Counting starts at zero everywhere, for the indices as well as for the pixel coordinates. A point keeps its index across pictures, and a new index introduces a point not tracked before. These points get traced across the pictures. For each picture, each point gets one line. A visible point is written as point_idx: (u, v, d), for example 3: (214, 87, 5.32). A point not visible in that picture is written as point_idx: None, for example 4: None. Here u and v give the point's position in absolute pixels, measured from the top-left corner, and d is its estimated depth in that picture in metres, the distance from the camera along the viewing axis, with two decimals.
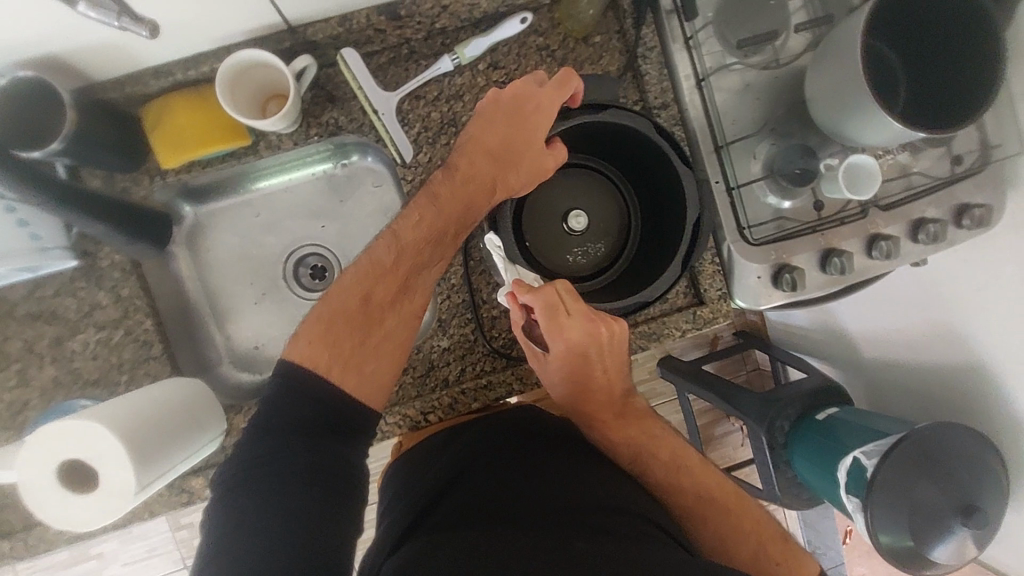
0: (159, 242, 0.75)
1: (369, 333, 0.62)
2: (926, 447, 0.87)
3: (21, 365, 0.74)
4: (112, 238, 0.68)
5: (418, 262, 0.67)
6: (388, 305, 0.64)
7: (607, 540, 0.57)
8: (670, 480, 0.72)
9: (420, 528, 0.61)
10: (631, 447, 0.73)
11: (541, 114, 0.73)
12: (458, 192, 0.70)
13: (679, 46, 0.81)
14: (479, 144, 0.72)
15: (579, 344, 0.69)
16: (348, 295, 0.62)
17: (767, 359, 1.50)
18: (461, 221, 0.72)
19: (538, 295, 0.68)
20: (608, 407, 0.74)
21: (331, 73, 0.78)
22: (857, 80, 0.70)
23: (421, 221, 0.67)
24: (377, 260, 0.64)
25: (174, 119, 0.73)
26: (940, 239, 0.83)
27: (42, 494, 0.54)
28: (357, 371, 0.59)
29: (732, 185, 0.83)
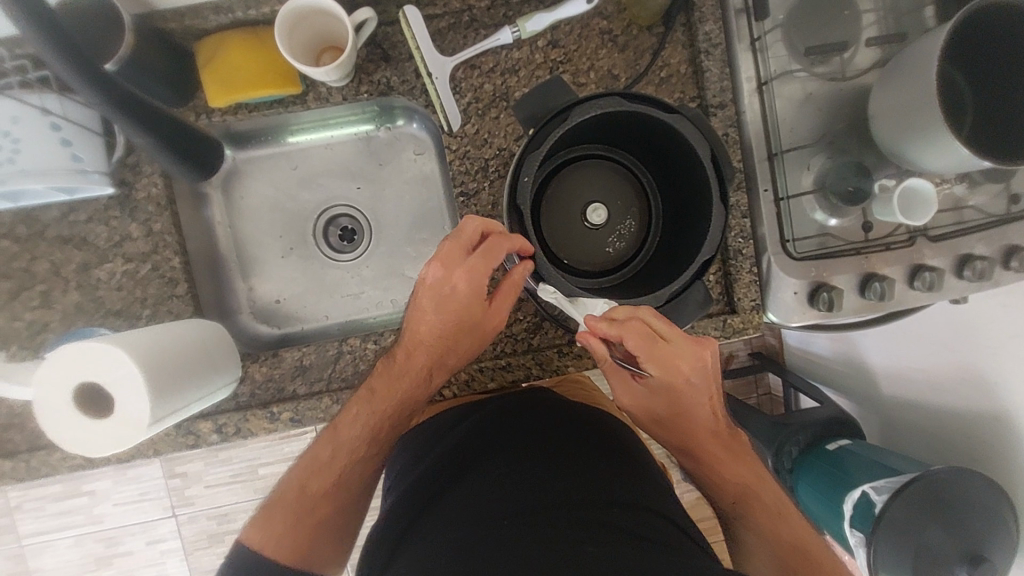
0: (204, 167, 0.72)
1: (305, 515, 0.66)
2: (935, 492, 0.95)
3: (46, 286, 0.74)
4: (158, 153, 0.66)
5: (356, 457, 0.69)
6: (326, 493, 0.67)
7: (613, 541, 0.54)
8: (766, 525, 0.69)
9: (421, 527, 0.62)
10: (737, 485, 0.70)
11: (468, 302, 0.65)
12: (389, 400, 0.69)
13: (745, 46, 0.78)
14: (421, 340, 0.67)
15: (683, 373, 0.64)
16: (286, 493, 0.67)
17: (779, 384, 1.48)
18: (399, 413, 0.71)
19: (627, 330, 0.60)
20: (715, 440, 0.70)
21: (389, 31, 0.76)
22: (929, 100, 0.67)
23: (357, 419, 0.69)
24: (315, 461, 0.69)
25: (228, 57, 0.72)
26: (986, 277, 0.79)
27: (55, 414, 0.54)
28: (292, 546, 0.64)
29: (782, 196, 0.81)
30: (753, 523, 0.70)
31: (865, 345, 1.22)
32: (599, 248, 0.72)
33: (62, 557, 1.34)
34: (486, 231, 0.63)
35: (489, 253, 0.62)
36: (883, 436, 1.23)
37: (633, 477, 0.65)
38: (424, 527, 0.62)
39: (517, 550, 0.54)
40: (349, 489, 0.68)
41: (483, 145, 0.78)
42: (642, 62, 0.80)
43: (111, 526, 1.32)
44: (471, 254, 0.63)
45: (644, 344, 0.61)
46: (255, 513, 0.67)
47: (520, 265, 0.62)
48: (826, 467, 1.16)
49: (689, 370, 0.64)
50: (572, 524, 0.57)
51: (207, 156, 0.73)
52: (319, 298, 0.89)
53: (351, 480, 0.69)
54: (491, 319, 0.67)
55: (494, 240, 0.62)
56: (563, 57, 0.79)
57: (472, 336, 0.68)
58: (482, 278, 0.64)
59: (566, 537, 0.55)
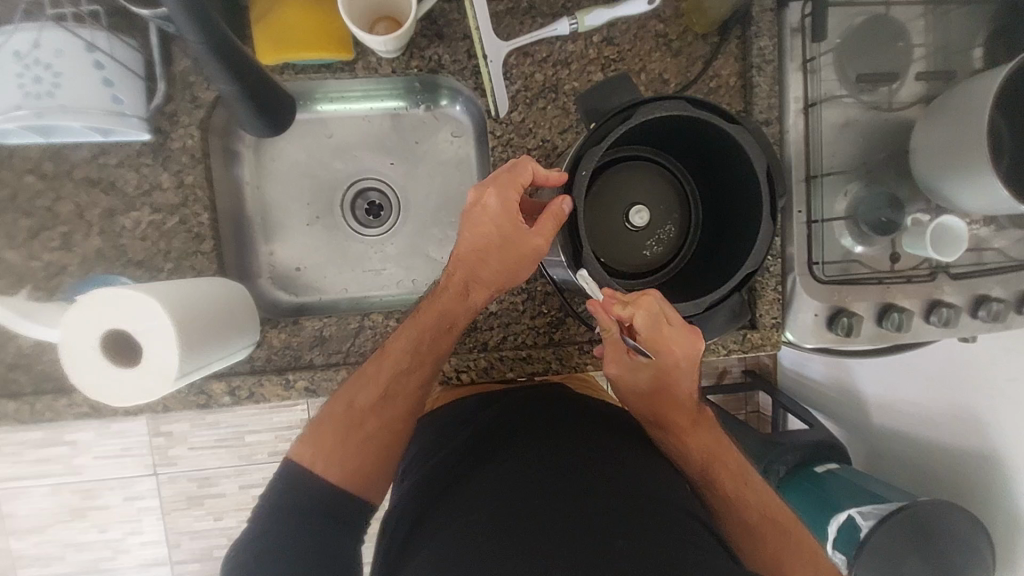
0: (278, 126, 0.71)
1: (350, 432, 0.65)
2: (921, 521, 0.97)
3: (68, 228, 0.72)
4: (235, 102, 0.65)
5: (400, 373, 0.67)
6: (370, 410, 0.66)
7: (643, 540, 0.55)
8: (733, 493, 0.69)
9: (440, 511, 0.62)
10: (704, 454, 0.69)
11: (498, 223, 0.63)
12: (430, 317, 0.68)
13: (797, 66, 0.79)
14: (462, 262, 0.67)
15: (676, 357, 0.62)
16: (332, 409, 0.66)
17: (770, 404, 1.50)
18: (442, 331, 0.68)
19: (638, 307, 0.60)
20: (686, 413, 0.69)
21: (447, 8, 0.75)
22: (976, 140, 0.68)
23: (402, 336, 0.68)
24: (360, 379, 0.67)
25: (283, 16, 0.70)
26: (1000, 318, 0.81)
27: (83, 359, 0.52)
28: (339, 465, 0.63)
29: (815, 218, 0.82)
30: (719, 492, 0.69)
31: (858, 373, 1.24)
32: (636, 250, 0.72)
33: (36, 505, 1.31)
34: (513, 165, 0.63)
35: (517, 172, 0.62)
36: (868, 463, 1.25)
37: (662, 477, 0.65)
38: (443, 510, 0.62)
39: (546, 544, 0.54)
40: (393, 408, 0.67)
41: (527, 134, 0.77)
42: (693, 70, 0.80)
43: (89, 479, 1.30)
44: (503, 183, 0.62)
45: (647, 324, 0.60)
46: (303, 427, 0.67)
47: (560, 198, 0.59)
48: (814, 488, 1.18)
49: (682, 359, 0.63)
50: (603, 517, 0.57)
51: (277, 113, 0.70)
52: (340, 270, 0.88)
53: (395, 402, 0.67)
54: (532, 243, 0.62)
55: (515, 165, 0.62)
56: (616, 55, 0.78)
57: (520, 256, 0.64)
58: (514, 195, 0.62)
59: (599, 532, 0.55)
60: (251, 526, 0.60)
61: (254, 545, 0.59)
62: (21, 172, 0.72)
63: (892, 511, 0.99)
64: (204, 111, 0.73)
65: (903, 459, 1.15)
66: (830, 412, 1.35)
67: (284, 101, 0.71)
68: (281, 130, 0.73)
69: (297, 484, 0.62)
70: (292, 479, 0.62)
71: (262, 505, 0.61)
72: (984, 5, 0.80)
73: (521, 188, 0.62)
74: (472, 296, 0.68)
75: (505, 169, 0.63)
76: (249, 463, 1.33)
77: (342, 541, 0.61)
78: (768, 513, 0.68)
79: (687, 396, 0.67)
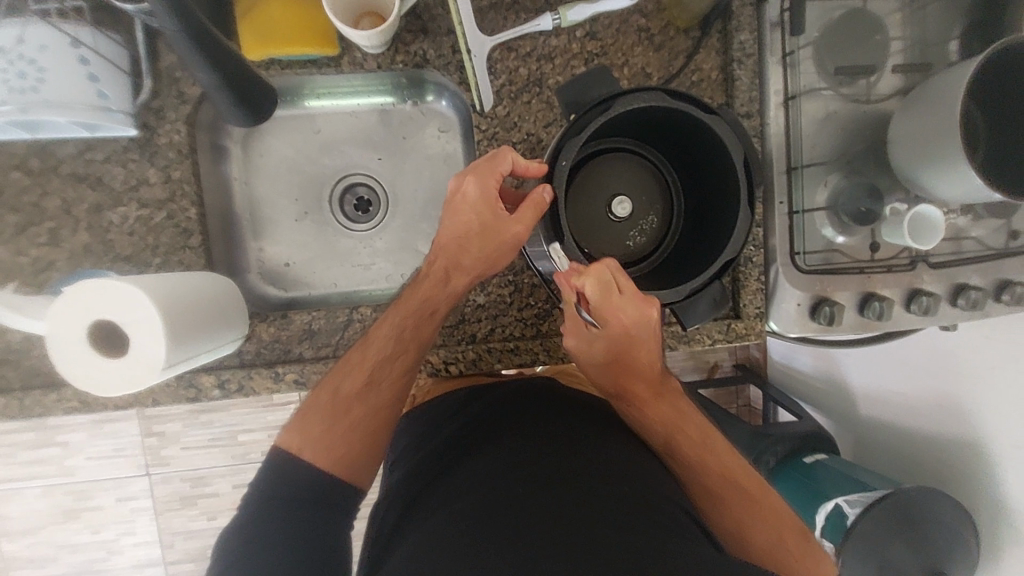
0: (259, 116, 0.72)
1: (337, 420, 0.65)
2: (906, 507, 0.98)
3: (55, 224, 0.72)
4: (217, 94, 0.66)
5: (386, 360, 0.68)
6: (356, 397, 0.67)
7: (624, 522, 0.56)
8: (695, 459, 0.69)
9: (428, 498, 0.64)
10: (666, 423, 0.70)
11: (479, 211, 0.64)
12: (414, 305, 0.69)
13: (776, 59, 0.80)
14: (445, 251, 0.68)
15: (625, 325, 0.63)
16: (320, 397, 0.67)
17: (760, 397, 1.51)
18: (427, 319, 0.69)
19: (587, 276, 0.60)
20: (646, 384, 0.69)
21: (431, 3, 0.76)
22: (950, 129, 0.70)
23: (386, 323, 0.68)
24: (346, 367, 0.68)
25: (268, 11, 0.71)
26: (979, 306, 0.82)
27: (68, 349, 0.53)
28: (326, 451, 0.64)
29: (796, 209, 0.83)
30: (683, 459, 0.69)
31: (844, 364, 1.26)
32: (620, 240, 0.73)
33: (29, 507, 1.31)
34: (492, 153, 0.64)
35: (495, 160, 0.63)
36: (856, 453, 1.27)
37: (645, 466, 0.67)
38: (432, 499, 0.64)
39: (529, 526, 0.55)
40: (379, 395, 0.67)
41: (512, 128, 0.78)
42: (675, 64, 0.81)
43: (81, 480, 1.30)
44: (483, 172, 0.63)
45: (597, 292, 0.61)
46: (291, 415, 0.68)
47: (539, 185, 0.60)
48: (802, 478, 1.19)
49: (633, 327, 0.63)
50: (586, 501, 0.58)
51: (259, 104, 0.71)
52: (329, 264, 0.88)
53: (381, 389, 0.68)
54: (512, 231, 0.63)
55: (494, 154, 0.63)
56: (599, 50, 0.80)
57: (501, 244, 0.65)
58: (493, 183, 0.63)
59: (582, 514, 0.57)
60: (241, 512, 0.61)
61: (243, 531, 0.60)
62: (7, 168, 0.72)
63: (878, 498, 1.00)
64: (190, 106, 0.74)
65: (888, 449, 1.17)
66: (817, 403, 1.36)
67: (265, 92, 0.71)
68: (260, 121, 0.74)
69: (285, 470, 0.62)
70: (281, 467, 0.63)
71: (251, 492, 0.62)
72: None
73: (500, 175, 0.63)
74: (454, 284, 0.69)
75: (484, 156, 0.64)
76: (242, 462, 1.33)
77: (330, 527, 0.61)
78: (735, 479, 0.68)
79: (644, 366, 0.67)
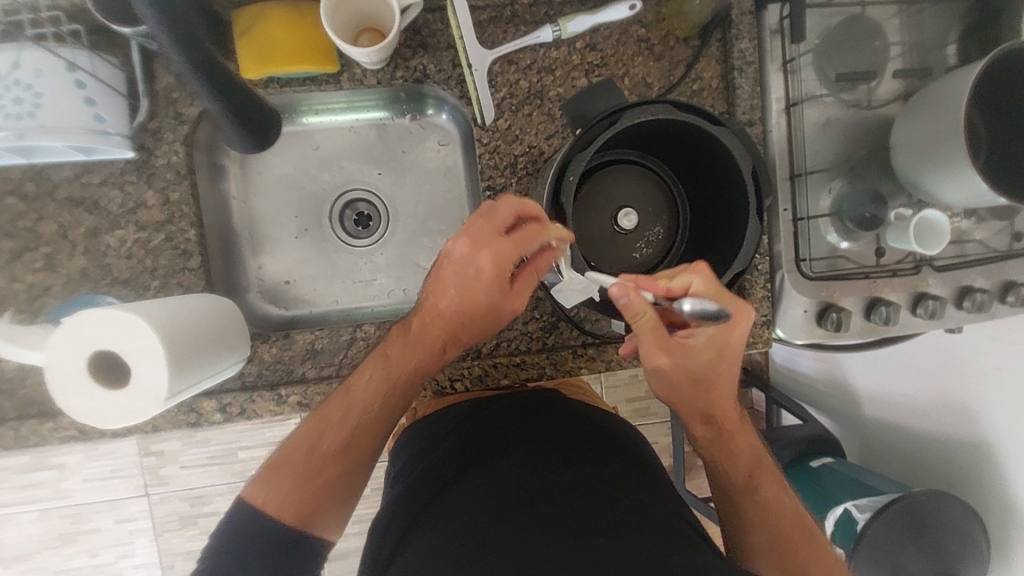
0: (264, 140, 0.72)
1: (312, 475, 0.63)
2: (917, 511, 0.98)
3: (51, 249, 0.71)
4: (222, 120, 0.66)
5: (371, 420, 0.66)
6: (334, 456, 0.64)
7: (622, 532, 0.56)
8: (768, 496, 0.67)
9: (428, 515, 0.63)
10: (743, 457, 0.68)
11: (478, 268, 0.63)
12: (405, 366, 0.67)
13: (777, 67, 0.80)
14: (443, 311, 0.66)
15: (733, 337, 0.62)
16: (293, 452, 0.64)
17: (763, 399, 1.51)
18: (414, 380, 0.68)
19: (695, 274, 0.61)
20: (728, 410, 0.68)
21: (430, 18, 0.75)
22: (952, 139, 0.69)
23: (371, 382, 0.66)
24: (322, 423, 0.65)
25: (265, 29, 0.70)
26: (984, 309, 0.83)
27: (69, 381, 0.51)
28: (297, 506, 0.60)
29: (800, 216, 0.83)
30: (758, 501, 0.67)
31: (850, 367, 1.25)
32: (627, 253, 0.72)
33: (24, 532, 1.28)
34: (523, 212, 0.62)
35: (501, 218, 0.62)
36: (861, 455, 1.26)
37: (642, 476, 0.66)
38: (429, 516, 0.63)
39: (527, 543, 0.55)
40: (358, 447, 0.65)
41: (514, 141, 0.78)
42: (675, 74, 0.81)
43: (80, 502, 1.27)
44: (505, 235, 0.62)
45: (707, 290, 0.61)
46: (261, 470, 0.64)
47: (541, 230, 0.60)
48: (811, 483, 1.18)
49: (739, 331, 0.62)
50: (587, 519, 0.57)
51: (265, 128, 0.71)
52: (330, 282, 0.87)
53: (361, 441, 0.66)
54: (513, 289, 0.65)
55: (530, 227, 0.60)
56: (599, 61, 0.79)
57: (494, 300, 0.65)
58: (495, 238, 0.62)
59: (580, 526, 0.56)
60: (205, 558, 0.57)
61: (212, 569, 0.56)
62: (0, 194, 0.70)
63: (888, 502, 1.00)
64: (187, 126, 0.72)
65: (893, 450, 1.17)
66: (821, 406, 1.35)
67: (269, 119, 0.72)
68: (264, 147, 0.74)
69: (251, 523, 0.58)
70: (245, 522, 0.58)
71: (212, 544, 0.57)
72: (958, 3, 0.82)
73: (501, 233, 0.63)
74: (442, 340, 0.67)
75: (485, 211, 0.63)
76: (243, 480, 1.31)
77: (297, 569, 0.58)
78: (804, 524, 0.66)
79: (728, 393, 0.67)
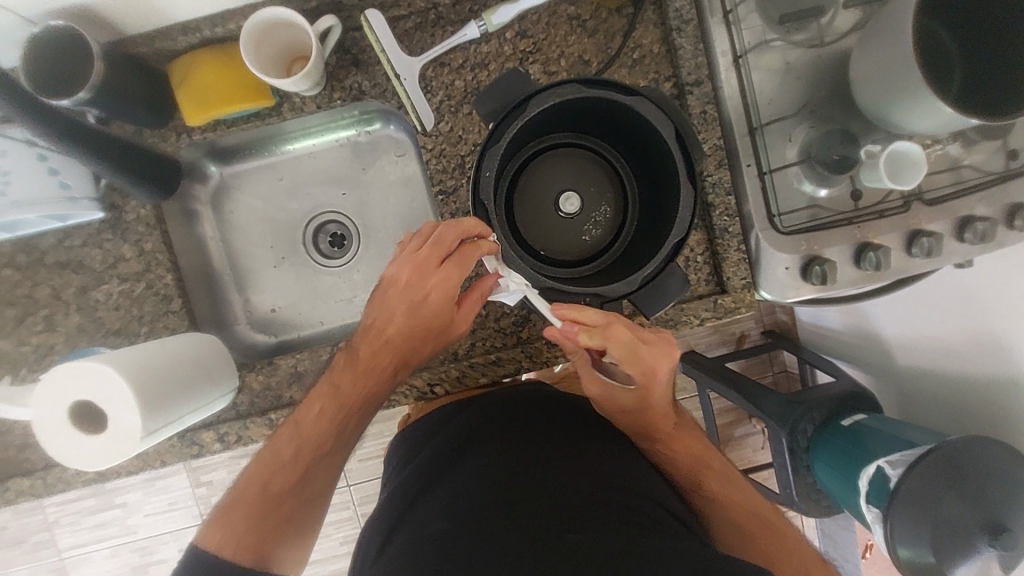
0: (169, 190, 0.75)
1: (270, 514, 0.64)
2: (957, 459, 0.81)
3: (48, 310, 0.77)
4: (127, 182, 0.69)
5: (325, 453, 0.69)
6: (287, 491, 0.66)
7: (605, 529, 0.54)
8: (720, 490, 0.72)
9: (414, 515, 0.62)
10: (690, 461, 0.73)
11: (415, 293, 0.67)
12: (356, 395, 0.70)
13: (718, 19, 0.76)
14: (389, 336, 0.70)
15: (656, 373, 0.67)
16: (246, 492, 0.65)
17: (796, 361, 1.35)
18: (366, 404, 0.72)
19: (610, 335, 0.64)
20: (667, 421, 0.73)
21: (357, 36, 0.77)
22: (907, 63, 0.65)
23: (322, 415, 0.69)
24: (274, 462, 0.68)
25: (199, 75, 0.74)
26: (989, 238, 0.74)
27: (53, 431, 0.56)
28: (252, 546, 0.61)
29: (765, 170, 0.79)
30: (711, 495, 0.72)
31: (874, 314, 1.09)
32: (576, 235, 0.78)
33: (101, 568, 1.35)
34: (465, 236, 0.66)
35: (441, 243, 0.66)
36: (901, 410, 1.08)
37: (621, 467, 0.66)
38: (414, 516, 0.61)
39: (507, 537, 0.52)
40: (311, 484, 0.68)
41: (458, 142, 0.77)
42: (613, 46, 0.79)
43: (145, 536, 1.34)
44: (446, 261, 0.66)
45: (624, 345, 0.65)
46: (211, 516, 0.64)
47: (474, 246, 0.66)
48: (844, 443, 1.02)
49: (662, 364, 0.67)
50: (572, 511, 0.56)
51: (164, 176, 0.73)
52: (313, 304, 0.90)
53: (314, 478, 0.68)
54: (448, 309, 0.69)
55: (468, 249, 0.66)
56: (532, 47, 0.78)
57: (428, 320, 0.69)
58: (430, 261, 0.66)
59: (561, 523, 0.54)
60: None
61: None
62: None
63: (923, 453, 0.84)
64: None
65: (927, 396, 1.00)
66: (853, 361, 1.19)
67: (171, 167, 0.75)
68: (171, 195, 0.76)
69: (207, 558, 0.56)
70: (197, 562, 0.56)
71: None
72: None
73: (436, 259, 0.67)
74: (390, 367, 0.71)
75: (429, 238, 0.67)
76: None
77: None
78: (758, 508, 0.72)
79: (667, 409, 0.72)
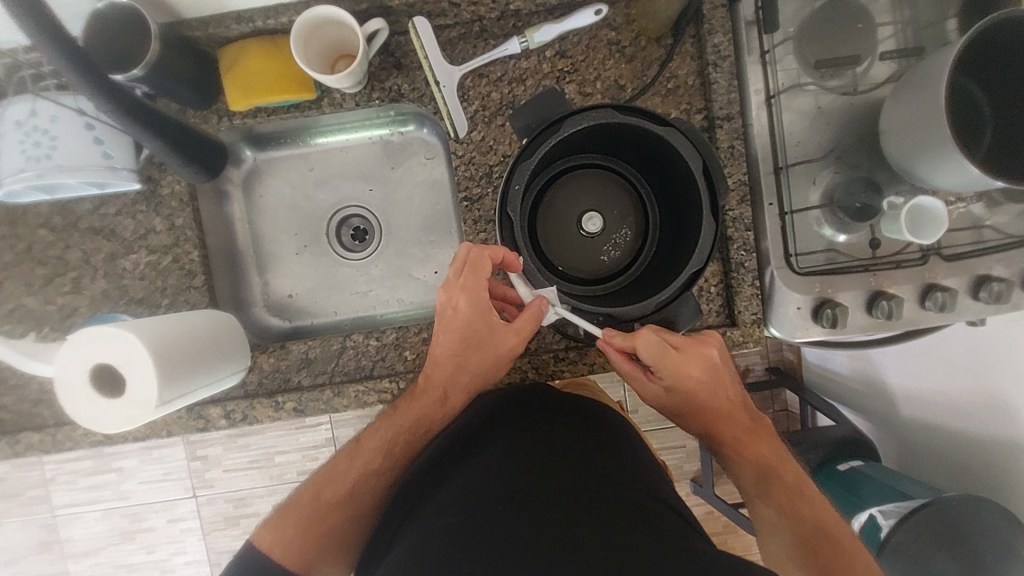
0: (213, 171, 0.78)
1: (315, 525, 0.68)
2: (950, 520, 0.81)
3: (77, 273, 0.80)
4: (170, 158, 0.71)
5: (371, 472, 0.72)
6: (336, 503, 0.70)
7: (611, 527, 0.54)
8: (783, 498, 0.68)
9: (422, 508, 0.64)
10: (756, 462, 0.71)
11: (454, 315, 0.68)
12: (407, 418, 0.73)
13: (754, 58, 0.78)
14: (438, 360, 0.71)
15: (693, 378, 0.68)
16: (300, 499, 0.71)
17: (797, 401, 1.34)
18: (420, 433, 0.73)
19: (638, 340, 0.66)
20: (736, 421, 0.72)
21: (402, 40, 0.79)
22: (936, 123, 0.66)
23: (379, 437, 0.73)
24: (332, 474, 0.72)
25: (247, 63, 0.76)
26: (1004, 300, 0.74)
27: (73, 392, 0.58)
28: (297, 555, 0.66)
29: (786, 210, 0.79)
30: (770, 500, 0.69)
31: (880, 363, 1.08)
32: (595, 255, 0.80)
33: (90, 530, 1.37)
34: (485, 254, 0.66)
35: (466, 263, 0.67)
36: (900, 462, 1.08)
37: (626, 464, 0.67)
38: (421, 510, 0.63)
39: (515, 535, 0.53)
40: (357, 500, 0.70)
41: (488, 151, 0.79)
42: (649, 74, 0.80)
43: (137, 503, 1.35)
44: (467, 276, 0.67)
45: (654, 353, 0.66)
46: (269, 516, 0.70)
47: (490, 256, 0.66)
48: (839, 490, 1.02)
49: (702, 365, 0.68)
50: (578, 509, 0.57)
51: (205, 158, 0.76)
52: (329, 294, 0.92)
53: (360, 496, 0.70)
54: (484, 322, 0.69)
55: (484, 260, 0.66)
56: (569, 68, 0.80)
57: (468, 339, 0.69)
58: (457, 281, 0.67)
59: (565, 523, 0.54)
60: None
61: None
62: (35, 227, 0.80)
63: (915, 508, 0.84)
64: None
65: (926, 452, 1.00)
66: (856, 408, 1.18)
67: (214, 148, 0.78)
68: (212, 176, 0.79)
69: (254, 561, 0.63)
70: (251, 563, 0.64)
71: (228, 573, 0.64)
72: None
73: (463, 277, 0.67)
74: (441, 392, 0.72)
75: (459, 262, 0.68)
76: (278, 483, 1.35)
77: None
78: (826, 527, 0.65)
79: (731, 406, 0.72)
